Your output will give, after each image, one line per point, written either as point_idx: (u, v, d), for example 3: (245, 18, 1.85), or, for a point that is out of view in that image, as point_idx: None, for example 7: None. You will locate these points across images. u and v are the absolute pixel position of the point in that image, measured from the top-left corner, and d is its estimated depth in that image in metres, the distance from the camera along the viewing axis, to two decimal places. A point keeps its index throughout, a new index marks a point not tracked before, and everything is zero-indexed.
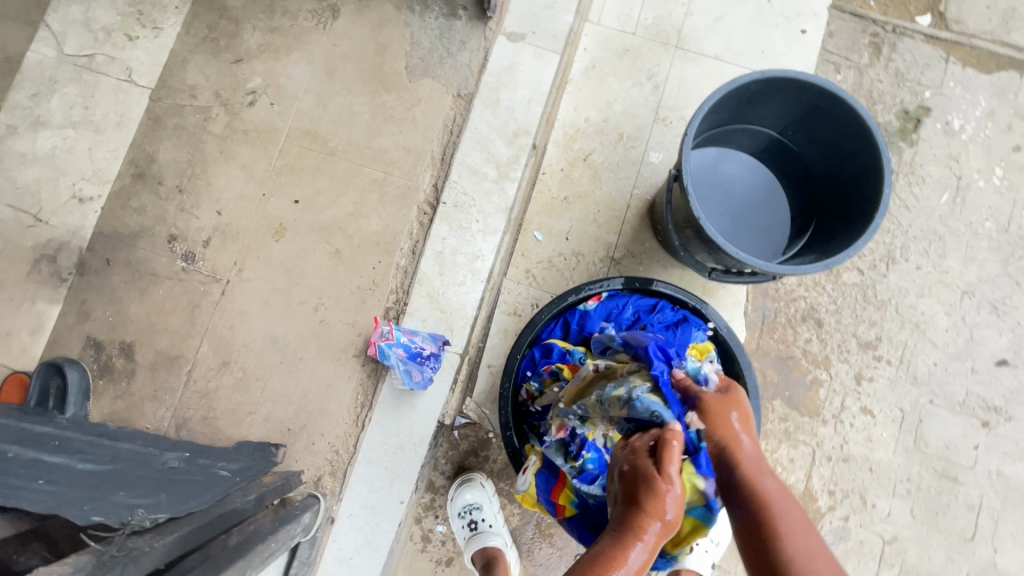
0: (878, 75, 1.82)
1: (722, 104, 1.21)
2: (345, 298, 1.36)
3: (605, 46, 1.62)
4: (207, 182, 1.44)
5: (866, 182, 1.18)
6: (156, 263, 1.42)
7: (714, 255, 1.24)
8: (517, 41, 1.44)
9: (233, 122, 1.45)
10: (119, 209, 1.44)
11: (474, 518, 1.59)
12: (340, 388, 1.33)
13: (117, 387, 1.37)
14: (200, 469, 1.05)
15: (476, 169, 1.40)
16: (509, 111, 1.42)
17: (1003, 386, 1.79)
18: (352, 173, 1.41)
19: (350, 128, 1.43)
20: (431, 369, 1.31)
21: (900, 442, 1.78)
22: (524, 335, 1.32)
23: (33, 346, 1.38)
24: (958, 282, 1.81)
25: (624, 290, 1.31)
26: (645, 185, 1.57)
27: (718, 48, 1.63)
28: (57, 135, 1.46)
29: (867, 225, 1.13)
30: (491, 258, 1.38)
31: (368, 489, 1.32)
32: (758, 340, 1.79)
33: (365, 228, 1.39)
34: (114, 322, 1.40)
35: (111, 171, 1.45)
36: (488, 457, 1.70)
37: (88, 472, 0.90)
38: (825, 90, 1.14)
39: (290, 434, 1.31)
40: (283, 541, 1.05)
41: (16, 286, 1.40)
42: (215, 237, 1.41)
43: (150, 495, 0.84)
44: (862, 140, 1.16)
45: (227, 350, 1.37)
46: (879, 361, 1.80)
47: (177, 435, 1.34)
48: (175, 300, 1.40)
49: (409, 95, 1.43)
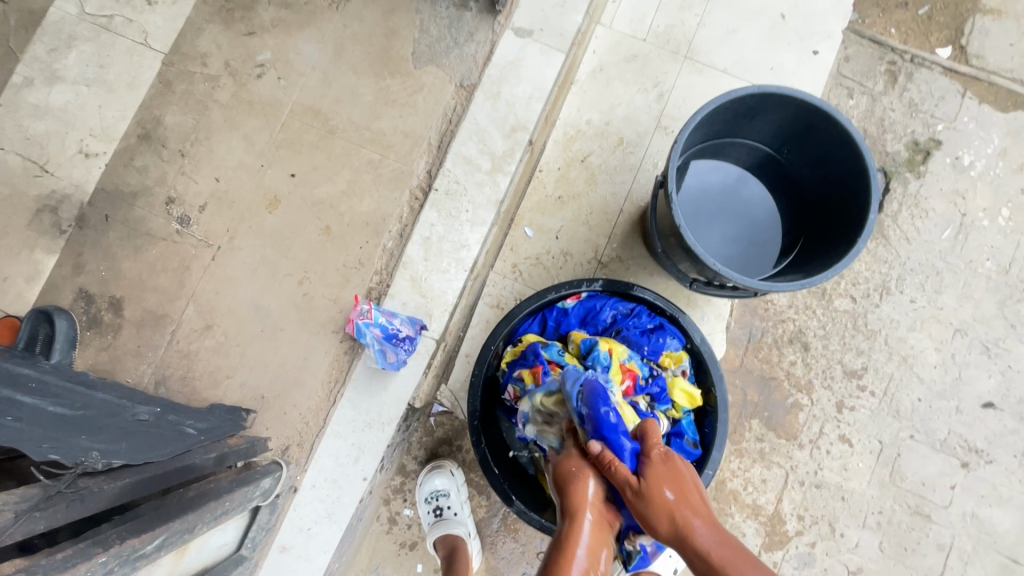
0: (891, 103, 1.80)
1: (717, 115, 1.21)
2: (330, 274, 1.39)
3: (615, 51, 1.63)
4: (208, 149, 1.47)
5: (853, 206, 1.17)
6: (152, 223, 1.45)
7: (696, 266, 1.24)
8: (524, 37, 1.45)
9: (240, 92, 1.48)
10: (122, 167, 1.47)
11: (439, 505, 1.60)
12: (316, 361, 1.35)
13: (103, 340, 1.41)
14: (168, 425, 1.08)
15: (471, 160, 1.41)
16: (509, 105, 1.43)
17: (987, 428, 1.77)
18: (350, 152, 1.44)
19: (352, 108, 1.45)
20: (405, 351, 1.32)
21: (876, 474, 1.76)
22: (500, 327, 1.29)
23: (27, 293, 1.43)
24: (952, 319, 1.79)
25: (603, 292, 1.31)
26: (640, 191, 1.57)
27: (727, 62, 1.63)
28: (70, 90, 1.49)
29: (849, 248, 1.13)
30: (477, 249, 1.40)
31: (333, 463, 1.33)
32: (742, 357, 1.78)
33: (356, 208, 1.41)
34: (107, 277, 1.43)
35: (118, 130, 1.49)
36: (460, 446, 1.72)
37: (57, 415, 0.93)
38: (819, 109, 1.14)
39: (263, 401, 1.34)
40: (239, 502, 1.07)
41: (16, 233, 1.44)
42: (211, 203, 1.45)
43: (111, 441, 0.87)
44: (854, 163, 1.16)
45: (212, 314, 1.41)
46: (863, 391, 1.78)
47: (155, 391, 1.38)
48: (166, 261, 1.44)
49: (413, 81, 1.44)
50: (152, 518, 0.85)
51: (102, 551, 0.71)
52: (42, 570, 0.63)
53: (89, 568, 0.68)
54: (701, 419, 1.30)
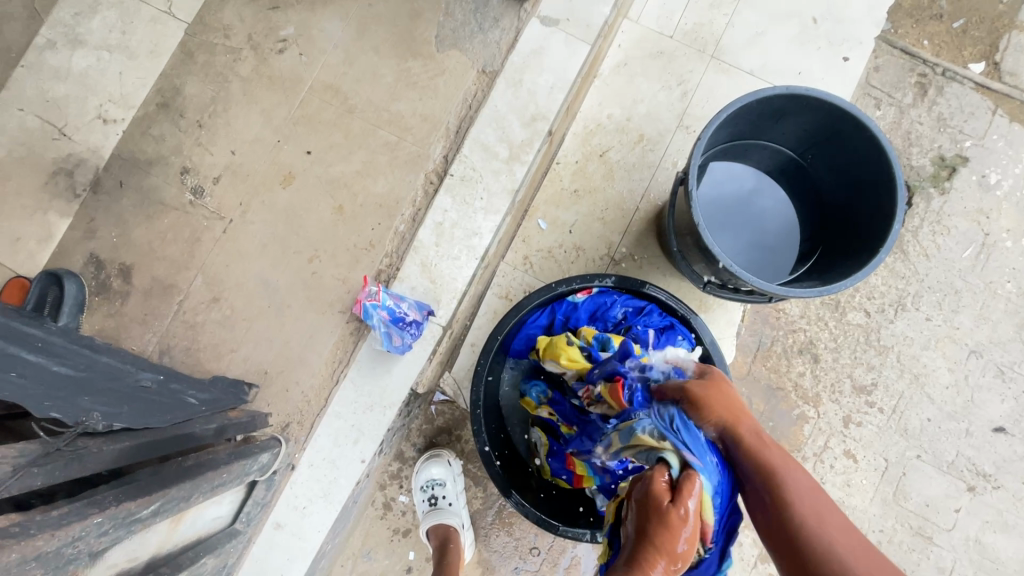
0: (919, 116, 1.76)
1: (742, 115, 1.18)
2: (340, 254, 1.38)
3: (640, 46, 1.60)
4: (226, 121, 1.46)
5: (876, 215, 1.15)
6: (165, 192, 1.45)
7: (711, 267, 1.22)
8: (549, 26, 1.42)
9: (261, 67, 1.47)
10: (139, 135, 1.47)
11: (435, 494, 1.60)
12: (320, 340, 1.35)
13: (111, 306, 1.41)
14: (170, 393, 1.07)
15: (489, 147, 1.40)
16: (531, 94, 1.41)
17: (996, 453, 1.73)
18: (367, 133, 1.42)
19: (372, 89, 1.44)
20: (411, 335, 1.31)
21: (879, 492, 1.73)
22: (507, 318, 1.27)
23: (39, 255, 1.43)
24: (968, 339, 1.75)
25: (615, 288, 1.29)
26: (658, 190, 1.55)
27: (754, 64, 1.60)
28: (92, 55, 1.49)
29: (870, 258, 1.11)
30: (489, 238, 1.38)
31: (332, 443, 1.32)
32: (750, 365, 1.75)
33: (370, 188, 1.40)
34: (117, 243, 1.43)
35: (137, 98, 1.48)
36: (460, 436, 1.71)
37: (59, 375, 0.93)
38: (848, 114, 1.11)
39: (266, 377, 1.34)
40: (237, 475, 1.07)
41: (31, 195, 1.45)
42: (225, 176, 1.44)
43: (113, 405, 0.86)
44: (881, 170, 1.13)
45: (220, 287, 1.40)
46: (871, 407, 1.75)
47: (159, 360, 1.37)
48: (177, 231, 1.43)
49: (434, 64, 1.43)
50: (149, 484, 0.84)
51: (98, 512, 0.70)
52: (37, 526, 0.62)
53: (84, 528, 0.67)
54: None
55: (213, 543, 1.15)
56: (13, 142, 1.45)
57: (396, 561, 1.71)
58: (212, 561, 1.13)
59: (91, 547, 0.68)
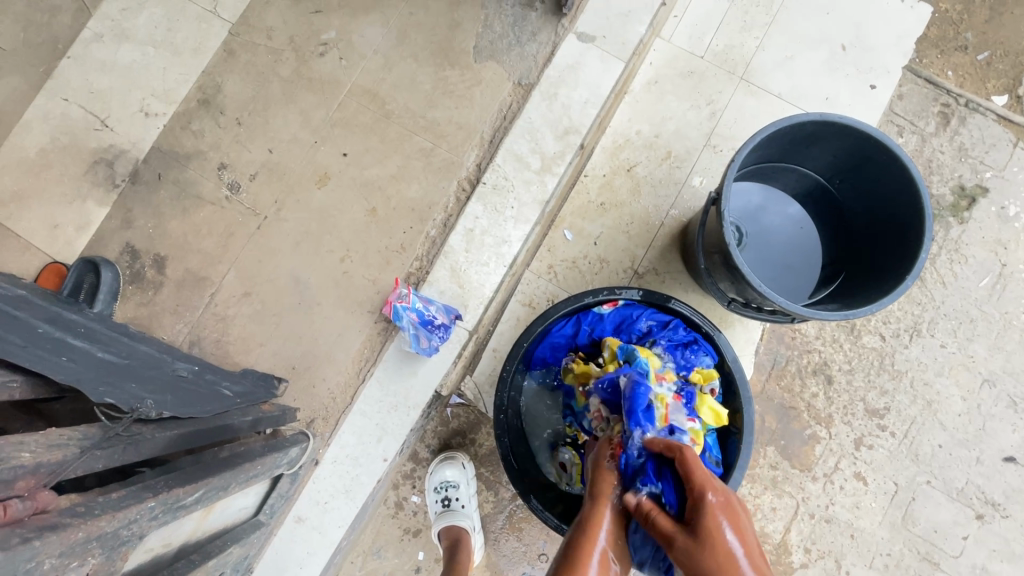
0: (941, 145, 1.77)
1: (775, 139, 1.21)
2: (371, 255, 1.42)
3: (672, 65, 1.64)
4: (265, 120, 1.49)
5: (902, 243, 1.17)
6: (202, 186, 1.48)
7: (737, 285, 1.24)
8: (586, 42, 1.46)
9: (301, 68, 1.50)
10: (179, 129, 1.50)
11: (448, 496, 1.60)
12: (349, 339, 1.39)
13: (144, 295, 1.44)
14: (206, 383, 1.10)
15: (521, 157, 1.43)
16: (565, 108, 1.44)
17: (1005, 482, 1.74)
18: (402, 138, 1.46)
19: (409, 95, 1.47)
20: (438, 338, 1.35)
21: (887, 515, 1.74)
22: (534, 325, 1.30)
23: (76, 242, 1.46)
24: (981, 368, 1.76)
25: (641, 302, 1.32)
26: (683, 207, 1.58)
27: (782, 87, 1.63)
28: (137, 50, 1.53)
29: (896, 284, 1.13)
30: (517, 246, 1.41)
31: (356, 441, 1.36)
32: (764, 383, 1.77)
33: (404, 192, 1.44)
34: (153, 234, 1.46)
35: (178, 93, 1.51)
36: (474, 440, 1.73)
37: (106, 361, 0.96)
38: (880, 143, 1.14)
39: (294, 372, 1.38)
40: (268, 467, 1.10)
41: (71, 183, 1.48)
42: (262, 173, 1.47)
43: (158, 393, 0.89)
44: (909, 199, 1.15)
45: (251, 281, 1.43)
46: (883, 431, 1.76)
47: (188, 350, 1.40)
48: (212, 225, 1.46)
49: (472, 74, 1.46)
50: (192, 472, 0.87)
51: (151, 497, 0.73)
52: (100, 507, 0.65)
53: (140, 511, 0.70)
54: (724, 439, 1.29)
55: (240, 532, 1.18)
56: (56, 131, 1.49)
57: (405, 561, 1.72)
58: (238, 551, 1.16)
59: (144, 530, 0.71)
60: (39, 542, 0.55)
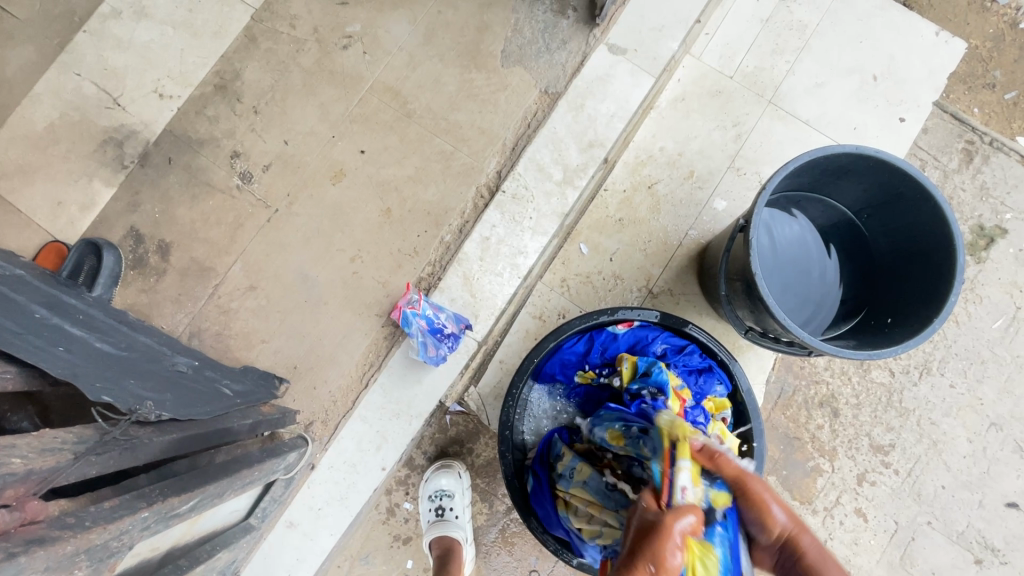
0: (963, 183, 1.64)
1: (808, 168, 1.20)
2: (383, 256, 1.39)
3: (700, 82, 1.61)
4: (282, 110, 1.46)
5: (930, 284, 1.15)
6: (213, 174, 1.44)
7: (756, 314, 1.22)
8: (616, 55, 1.43)
9: (324, 60, 1.47)
10: (193, 114, 1.46)
11: (443, 505, 1.46)
12: (354, 341, 1.36)
13: (146, 281, 1.40)
14: (206, 380, 1.06)
15: (543, 167, 1.40)
16: (591, 120, 1.41)
17: (1007, 529, 1.62)
18: (422, 139, 1.43)
19: (433, 95, 1.44)
20: (447, 348, 1.33)
21: (885, 555, 1.62)
22: (546, 340, 1.28)
23: (79, 222, 1.42)
24: (989, 411, 1.64)
25: (657, 324, 1.29)
26: (703, 229, 1.54)
27: (811, 113, 1.60)
28: (157, 29, 1.48)
29: (924, 326, 1.10)
30: (533, 258, 1.39)
31: (355, 447, 1.34)
32: (769, 412, 1.66)
33: (420, 195, 1.41)
34: (159, 219, 1.42)
35: (195, 77, 1.47)
36: (472, 449, 1.56)
37: (105, 352, 0.92)
38: (914, 180, 1.12)
39: (295, 372, 1.35)
40: (265, 473, 1.08)
41: (78, 160, 1.44)
42: (276, 164, 1.44)
43: (158, 392, 0.85)
44: (941, 240, 1.13)
45: (257, 275, 1.40)
46: (886, 467, 1.64)
47: (188, 342, 1.37)
48: (221, 214, 1.42)
49: (498, 78, 1.43)
50: (188, 478, 0.84)
51: (145, 506, 0.69)
52: (92, 518, 0.61)
53: (132, 522, 0.66)
54: None
55: (229, 536, 1.15)
56: (67, 106, 1.45)
57: (393, 568, 1.56)
58: (225, 555, 1.13)
59: (134, 541, 0.67)
60: (25, 557, 0.51)
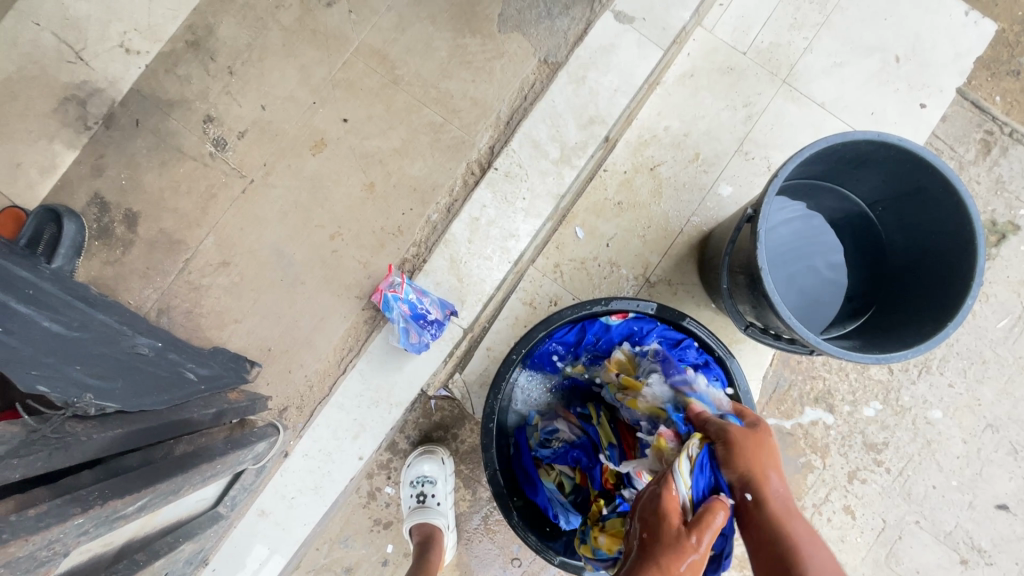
0: (979, 175, 1.55)
1: (826, 154, 1.11)
2: (365, 235, 1.30)
3: (711, 57, 1.50)
4: (260, 72, 1.34)
5: (945, 285, 1.08)
6: (184, 139, 1.34)
7: (757, 310, 1.16)
8: (623, 23, 1.32)
9: (305, 18, 1.35)
10: (163, 72, 1.34)
11: (424, 492, 1.40)
12: (332, 324, 1.29)
13: (111, 253, 1.31)
14: (168, 364, 1.00)
15: (539, 145, 1.31)
16: (592, 94, 1.31)
17: (995, 530, 1.59)
18: (410, 108, 1.32)
19: (422, 61, 1.33)
20: (430, 335, 1.26)
21: (871, 552, 1.59)
22: (536, 330, 1.19)
23: (39, 186, 1.32)
24: (986, 412, 1.59)
25: (653, 316, 1.21)
26: (705, 215, 1.46)
27: (826, 95, 1.50)
28: None
29: (935, 330, 1.04)
30: (525, 242, 1.31)
31: (331, 434, 1.28)
32: (763, 406, 1.60)
33: (406, 169, 1.31)
34: (126, 186, 1.32)
35: (165, 31, 1.35)
36: (456, 435, 1.50)
37: (52, 333, 0.82)
38: (939, 173, 1.04)
39: (269, 355, 1.28)
40: (229, 465, 1.02)
41: (37, 120, 1.32)
42: (252, 131, 1.33)
43: (106, 379, 0.80)
44: (961, 238, 1.06)
45: (230, 250, 1.31)
46: (878, 466, 1.60)
47: (156, 319, 1.29)
48: (193, 183, 1.33)
49: (494, 45, 1.32)
50: (137, 476, 0.78)
51: (80, 512, 0.63)
52: (11, 529, 0.55)
53: (64, 529, 0.60)
54: None
55: (193, 527, 1.10)
56: (23, 59, 1.32)
57: (373, 552, 1.50)
58: (191, 546, 1.08)
59: (68, 549, 0.61)
60: None
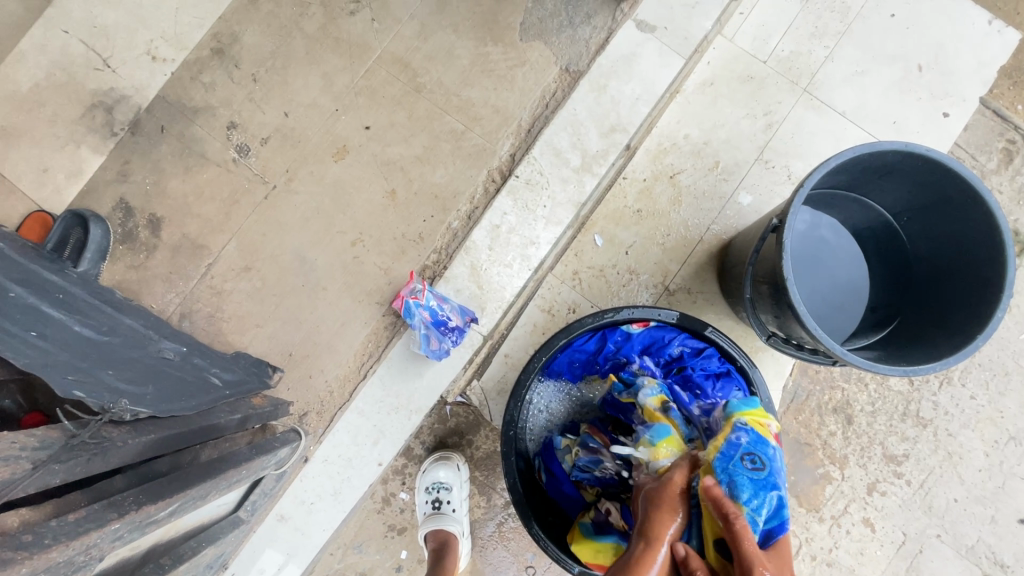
0: (1001, 184, 1.52)
1: (852, 164, 1.11)
2: (386, 241, 1.31)
3: (731, 66, 1.50)
4: (284, 80, 1.36)
5: (974, 297, 1.07)
6: (208, 145, 1.35)
7: (780, 320, 1.15)
8: (645, 32, 1.32)
9: (328, 27, 1.36)
10: (189, 79, 1.36)
11: (440, 498, 1.39)
12: (352, 330, 1.30)
13: (135, 258, 1.32)
14: (195, 369, 1.01)
15: (560, 153, 1.31)
16: (613, 102, 1.31)
17: (1018, 545, 1.56)
18: (432, 116, 1.33)
19: (445, 69, 1.34)
20: (450, 342, 1.26)
21: (891, 566, 1.57)
22: (557, 337, 1.19)
23: (66, 191, 1.33)
24: (1009, 425, 1.56)
25: (675, 325, 1.21)
26: (725, 224, 1.46)
27: (847, 104, 1.50)
28: None
29: (965, 342, 1.03)
30: (545, 249, 1.31)
31: (350, 440, 1.29)
32: (781, 416, 1.58)
33: (428, 176, 1.32)
34: (150, 191, 1.34)
35: (191, 39, 1.36)
36: (472, 442, 1.50)
37: (85, 337, 0.84)
38: (968, 184, 1.03)
39: (290, 360, 1.29)
40: (253, 471, 1.03)
41: (65, 125, 1.34)
42: (275, 138, 1.35)
43: (138, 384, 0.82)
44: (991, 249, 1.04)
45: (252, 256, 1.32)
46: (898, 478, 1.57)
47: (178, 323, 1.30)
48: (216, 188, 1.34)
49: (515, 53, 1.33)
50: (166, 481, 0.78)
51: (117, 517, 0.63)
52: (52, 534, 0.55)
53: (100, 535, 0.60)
54: None
55: (214, 532, 1.10)
56: (52, 66, 1.35)
57: (387, 558, 1.49)
58: (211, 551, 1.09)
59: (104, 553, 0.61)
60: None
